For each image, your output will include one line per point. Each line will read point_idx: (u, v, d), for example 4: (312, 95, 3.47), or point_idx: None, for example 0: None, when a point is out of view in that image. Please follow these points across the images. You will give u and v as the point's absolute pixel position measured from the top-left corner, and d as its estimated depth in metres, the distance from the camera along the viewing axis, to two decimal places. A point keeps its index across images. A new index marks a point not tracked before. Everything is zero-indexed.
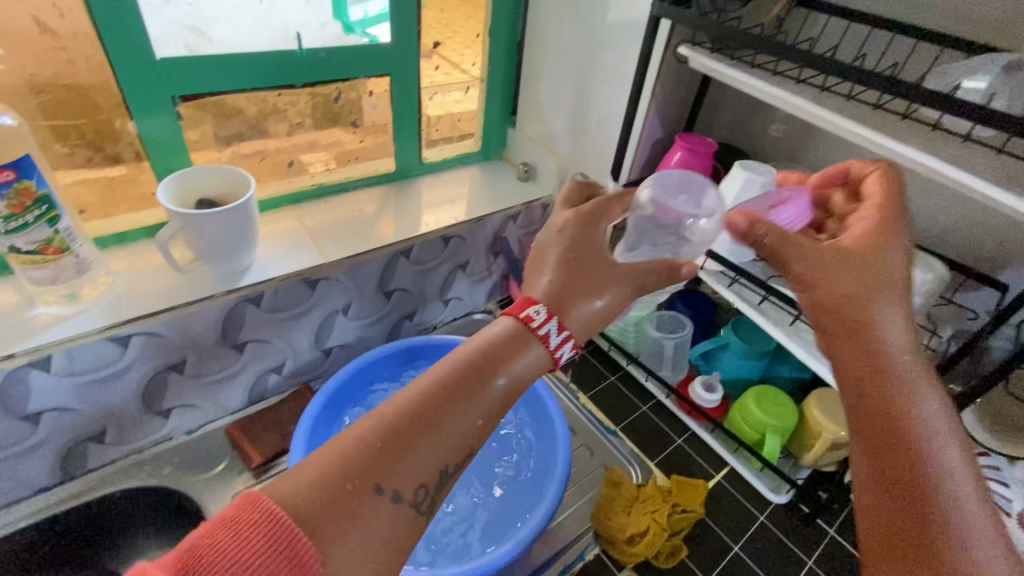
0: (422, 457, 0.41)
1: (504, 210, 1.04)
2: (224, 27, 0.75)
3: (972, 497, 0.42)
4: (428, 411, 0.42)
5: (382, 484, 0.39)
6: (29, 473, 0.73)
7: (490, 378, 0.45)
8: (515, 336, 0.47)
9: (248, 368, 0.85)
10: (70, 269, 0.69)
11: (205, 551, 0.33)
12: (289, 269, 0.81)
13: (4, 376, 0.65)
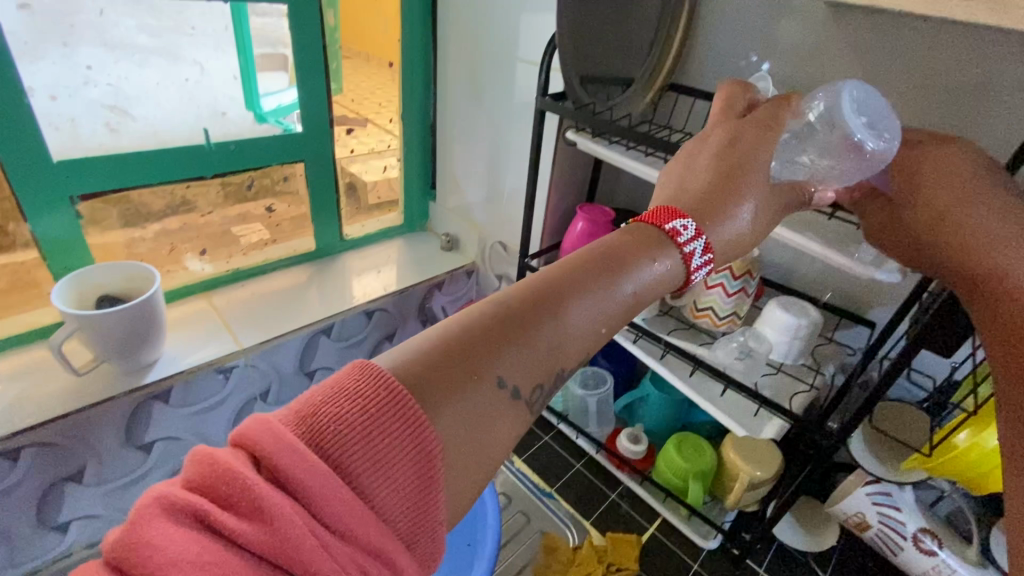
0: (540, 348, 0.35)
1: (427, 280, 1.09)
2: (146, 107, 0.81)
3: None
4: (551, 300, 0.36)
5: (501, 375, 0.34)
6: None
7: (626, 273, 0.40)
8: (644, 241, 0.42)
9: (157, 467, 0.82)
10: None
11: (321, 421, 0.28)
12: (202, 359, 0.82)
13: None
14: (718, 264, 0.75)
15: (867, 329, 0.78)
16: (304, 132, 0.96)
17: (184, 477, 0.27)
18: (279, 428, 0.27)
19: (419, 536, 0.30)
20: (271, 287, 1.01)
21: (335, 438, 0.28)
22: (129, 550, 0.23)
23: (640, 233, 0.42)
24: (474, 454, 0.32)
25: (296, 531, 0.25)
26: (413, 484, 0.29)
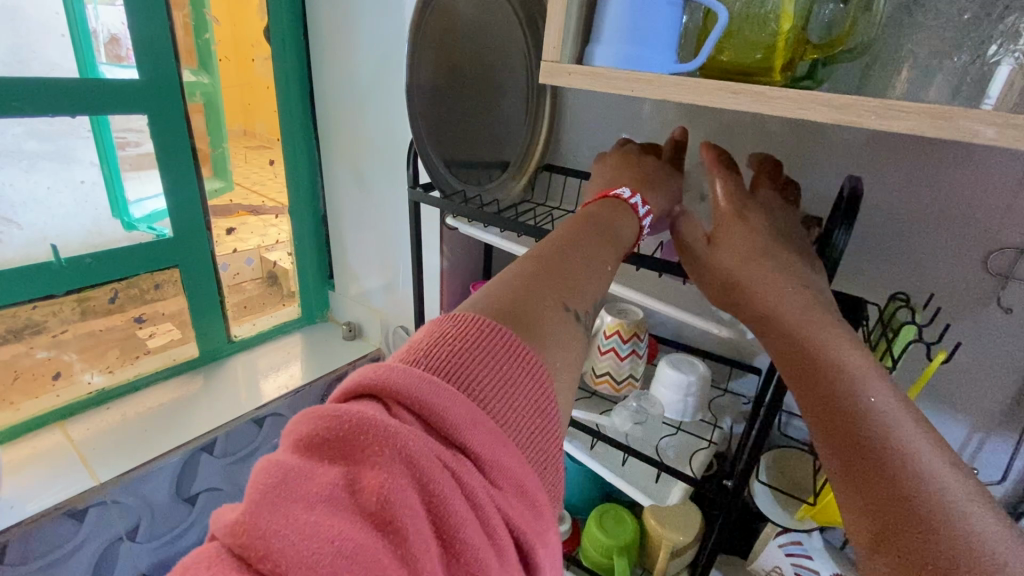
0: (585, 284, 0.39)
1: (329, 373, 1.05)
2: (34, 214, 0.79)
3: (917, 439, 0.32)
4: (577, 247, 0.41)
5: (567, 303, 0.37)
6: None
7: (624, 232, 0.46)
8: (613, 205, 0.48)
9: None
10: None
11: (435, 362, 0.29)
12: (45, 504, 0.74)
13: None
14: (606, 330, 0.77)
15: (755, 377, 0.81)
16: (179, 236, 0.93)
17: (306, 443, 0.26)
18: (403, 371, 0.28)
19: (545, 465, 0.31)
20: (151, 402, 0.94)
21: (452, 377, 0.29)
22: (271, 533, 0.21)
23: (609, 202, 0.49)
24: (563, 385, 0.34)
25: (441, 474, 0.25)
26: (529, 411, 0.31)
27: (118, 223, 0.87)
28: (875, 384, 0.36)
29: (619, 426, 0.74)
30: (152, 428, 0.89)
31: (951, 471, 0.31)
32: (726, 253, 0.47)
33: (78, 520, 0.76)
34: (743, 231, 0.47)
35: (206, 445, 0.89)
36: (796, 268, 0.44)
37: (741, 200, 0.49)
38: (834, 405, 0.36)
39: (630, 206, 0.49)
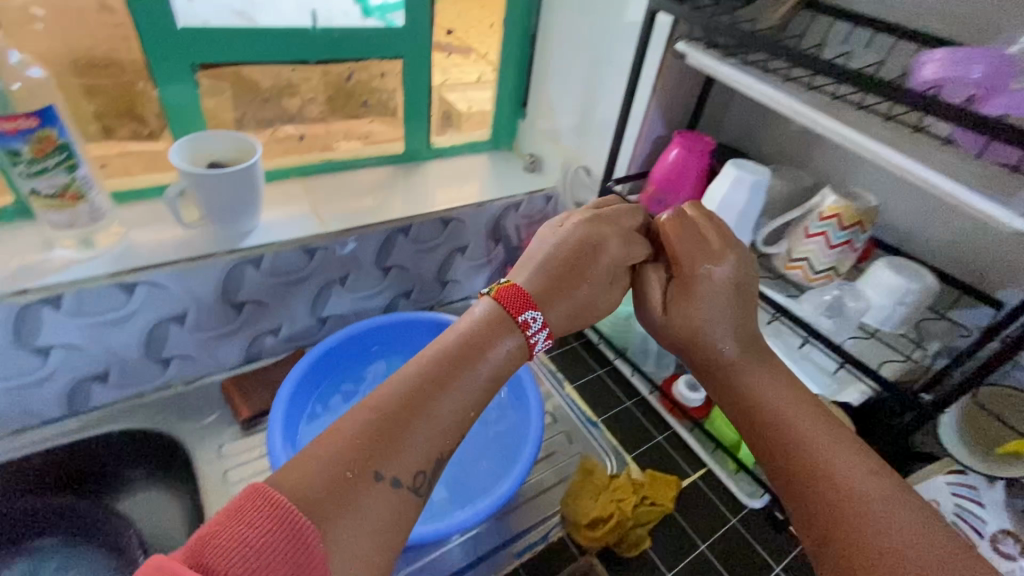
0: (427, 441, 0.46)
1: (505, 198, 1.02)
2: (268, 14, 0.84)
3: (856, 465, 0.50)
4: (417, 404, 0.46)
5: (380, 471, 0.43)
6: (42, 402, 0.74)
7: (492, 361, 0.51)
8: (498, 319, 0.53)
9: (243, 327, 0.85)
10: (85, 217, 0.69)
11: (219, 538, 0.36)
12: (289, 237, 0.82)
13: (17, 311, 0.65)
14: (824, 211, 0.68)
15: (992, 311, 0.67)
16: (409, 28, 0.94)
17: None
18: (202, 546, 0.36)
19: None
20: (364, 180, 1.00)
21: (230, 551, 0.35)
22: None
23: (500, 314, 0.53)
24: (351, 538, 0.40)
25: None
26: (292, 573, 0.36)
27: (358, 9, 0.90)
28: (822, 430, 0.52)
29: (806, 313, 0.69)
30: (360, 202, 0.94)
31: (880, 484, 0.48)
32: (680, 331, 0.59)
33: (308, 256, 0.84)
34: (704, 278, 0.58)
35: (402, 227, 0.92)
36: (716, 304, 0.57)
37: (702, 272, 0.58)
38: (793, 456, 0.52)
39: (517, 325, 0.53)
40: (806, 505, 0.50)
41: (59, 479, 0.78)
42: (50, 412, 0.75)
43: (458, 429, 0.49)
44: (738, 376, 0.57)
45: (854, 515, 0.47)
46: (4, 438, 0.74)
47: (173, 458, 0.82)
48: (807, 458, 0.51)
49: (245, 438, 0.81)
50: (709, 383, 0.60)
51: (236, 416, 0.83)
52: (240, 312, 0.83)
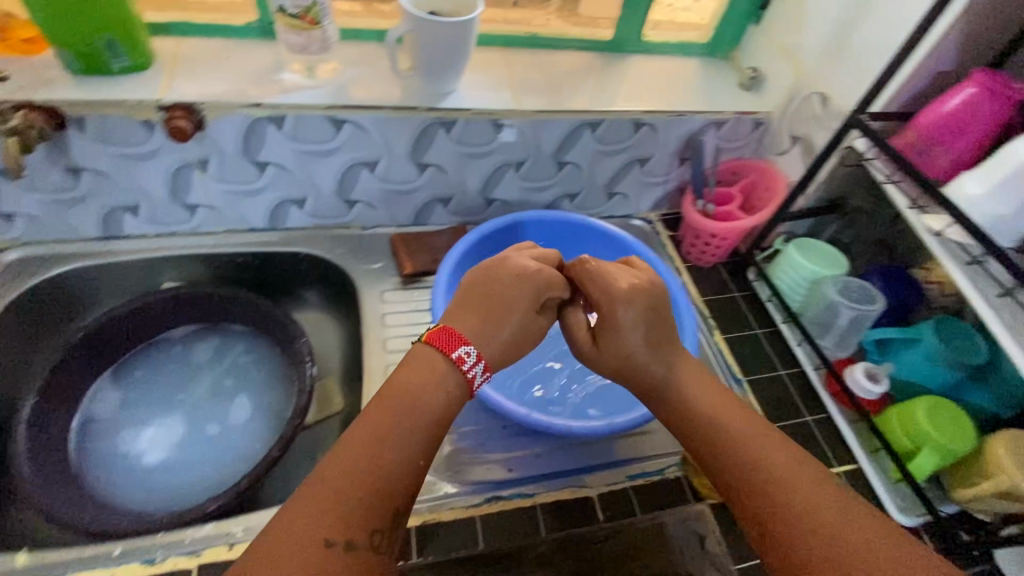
0: (389, 494, 0.46)
1: (711, 112, 0.87)
2: None
3: (782, 459, 0.51)
4: (355, 460, 0.46)
5: (331, 538, 0.42)
6: (252, 212, 0.83)
7: (438, 409, 0.52)
8: (437, 365, 0.54)
9: (421, 189, 0.87)
10: (318, 43, 0.72)
11: None
12: (482, 105, 0.78)
13: (251, 121, 0.71)
14: None
15: None
16: None
17: None
18: None
19: None
20: (562, 63, 0.89)
21: None
22: None
23: (431, 356, 0.55)
24: None
25: None
26: None
27: None
28: (740, 437, 0.54)
29: None
30: (555, 86, 0.85)
31: (826, 485, 0.49)
32: (608, 357, 0.61)
33: (496, 131, 0.81)
34: (622, 314, 0.61)
35: (593, 122, 0.84)
36: (655, 331, 0.61)
37: (615, 315, 0.61)
38: (738, 469, 0.52)
39: (455, 359, 0.55)
40: (759, 520, 0.49)
41: (253, 279, 0.90)
42: (255, 222, 0.85)
43: (421, 470, 0.49)
44: (690, 415, 0.57)
45: (804, 514, 0.47)
46: (220, 235, 0.85)
47: (342, 290, 0.90)
48: (744, 470, 0.52)
49: (401, 290, 0.86)
50: (676, 429, 0.59)
51: (398, 268, 0.88)
52: (422, 174, 0.85)
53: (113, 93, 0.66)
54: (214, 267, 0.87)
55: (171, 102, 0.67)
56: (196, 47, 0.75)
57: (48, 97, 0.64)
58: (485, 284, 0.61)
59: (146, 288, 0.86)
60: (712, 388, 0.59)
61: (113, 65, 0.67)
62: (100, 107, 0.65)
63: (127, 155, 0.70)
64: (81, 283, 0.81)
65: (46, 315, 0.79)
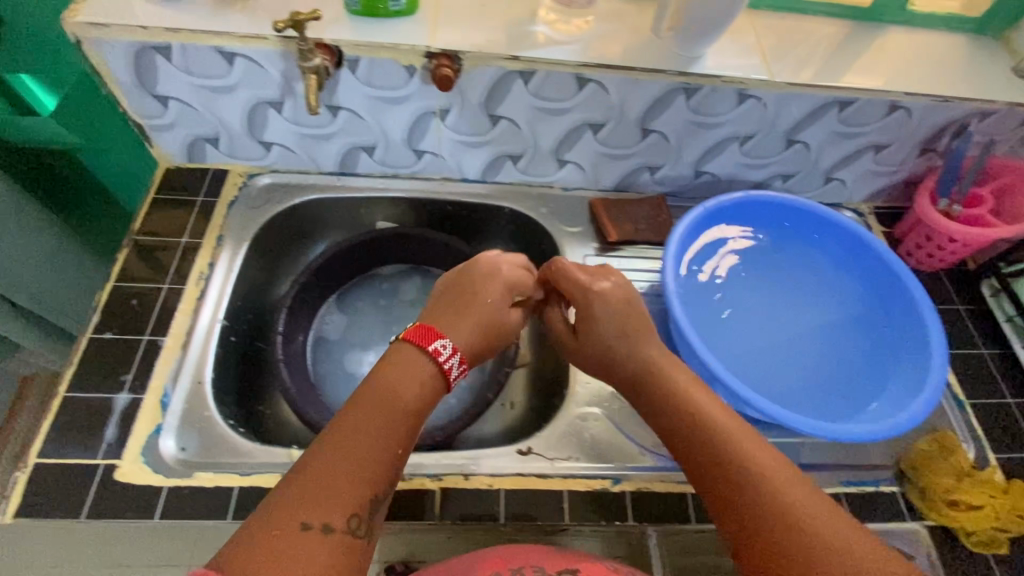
0: (364, 477, 0.47)
1: (984, 100, 0.77)
2: None
3: (770, 462, 0.50)
4: (333, 448, 0.47)
5: (306, 520, 0.43)
6: (470, 161, 0.85)
7: (416, 399, 0.53)
8: (412, 357, 0.56)
9: (636, 155, 0.84)
10: None
11: None
12: (736, 73, 0.72)
13: (502, 74, 0.71)
14: None
15: None
16: None
17: None
18: None
19: None
20: (813, 31, 0.79)
21: None
22: None
23: (405, 348, 0.57)
24: None
25: None
26: None
27: None
28: (731, 445, 0.51)
29: None
30: (809, 55, 0.76)
31: (809, 494, 0.47)
32: (585, 349, 0.64)
33: (739, 103, 0.75)
34: (588, 295, 0.65)
35: (844, 100, 0.76)
36: (625, 319, 0.63)
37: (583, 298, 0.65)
38: (733, 480, 0.49)
39: (429, 350, 0.57)
40: (749, 540, 0.47)
41: (453, 225, 0.94)
42: (469, 172, 0.87)
43: (401, 459, 0.51)
44: (675, 437, 0.55)
45: (806, 534, 0.45)
46: (434, 181, 0.89)
47: (537, 247, 0.92)
48: (733, 480, 0.49)
49: (603, 257, 0.85)
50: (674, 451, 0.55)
51: (600, 233, 0.87)
52: (643, 140, 0.81)
53: (386, 36, 0.68)
54: (422, 211, 0.91)
55: (439, 50, 0.68)
56: None
57: (332, 36, 0.66)
58: (453, 289, 0.65)
59: (361, 224, 0.92)
60: (698, 392, 0.57)
61: (389, 7, 0.67)
62: (375, 50, 0.68)
63: (383, 97, 0.74)
64: (312, 214, 0.88)
65: (286, 240, 0.88)
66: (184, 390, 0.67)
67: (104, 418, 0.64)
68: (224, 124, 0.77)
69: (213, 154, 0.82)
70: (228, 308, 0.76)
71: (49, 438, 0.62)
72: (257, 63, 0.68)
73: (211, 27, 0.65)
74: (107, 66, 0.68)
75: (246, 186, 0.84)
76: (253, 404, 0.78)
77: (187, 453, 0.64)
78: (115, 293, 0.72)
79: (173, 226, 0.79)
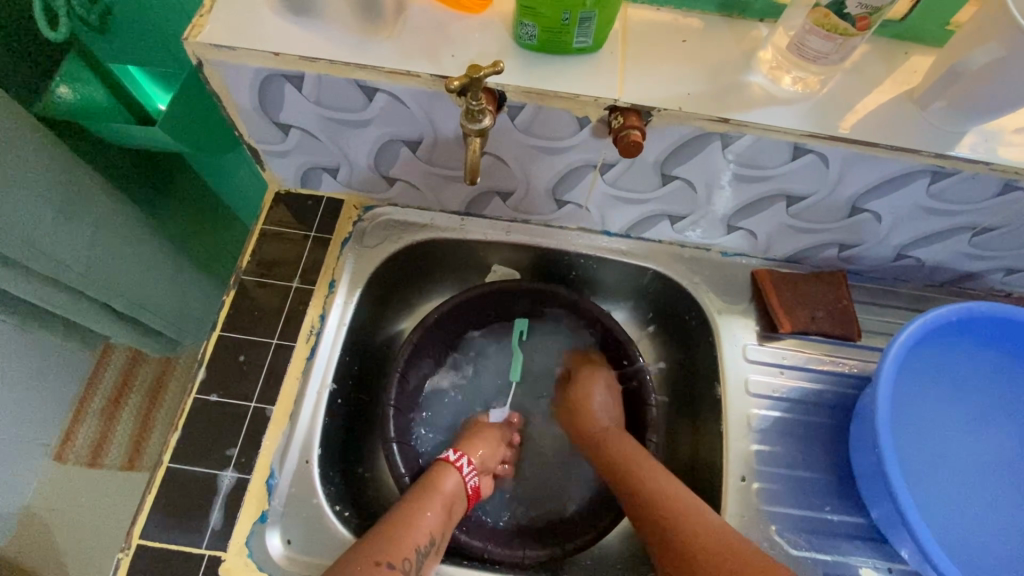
0: (411, 533, 0.57)
1: None
2: None
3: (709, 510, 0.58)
4: (390, 521, 0.57)
5: (384, 562, 0.53)
6: (618, 216, 0.71)
7: (455, 485, 0.65)
8: (444, 463, 0.67)
9: (829, 231, 0.67)
10: (844, 53, 0.50)
11: None
12: (1013, 161, 0.54)
13: (697, 135, 0.56)
14: None
15: None
16: None
17: None
18: None
19: None
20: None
21: None
22: None
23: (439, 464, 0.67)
24: None
25: None
26: None
27: None
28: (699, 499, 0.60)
29: None
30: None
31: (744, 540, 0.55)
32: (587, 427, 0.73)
33: (999, 193, 0.58)
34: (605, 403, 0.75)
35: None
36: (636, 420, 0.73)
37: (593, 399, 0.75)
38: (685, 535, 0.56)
39: (451, 463, 0.67)
40: None
41: (577, 277, 0.81)
42: (613, 225, 0.73)
43: (439, 530, 0.60)
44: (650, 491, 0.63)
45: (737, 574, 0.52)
46: (569, 231, 0.75)
47: (678, 317, 0.78)
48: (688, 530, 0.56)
49: (766, 349, 0.70)
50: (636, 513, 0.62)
51: (765, 318, 0.72)
52: (846, 216, 0.65)
53: (562, 81, 0.54)
54: (548, 260, 0.79)
55: (628, 104, 0.53)
56: (644, 19, 0.58)
57: (498, 79, 0.53)
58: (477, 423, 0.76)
59: (476, 266, 0.80)
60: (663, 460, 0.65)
61: (573, 45, 0.53)
62: (547, 98, 0.54)
63: (540, 146, 0.60)
64: (428, 254, 0.77)
65: (397, 281, 0.77)
66: (291, 471, 0.60)
67: (209, 500, 0.57)
68: (349, 157, 0.66)
69: (329, 183, 0.71)
70: (337, 367, 0.67)
71: (153, 519, 0.56)
72: (402, 101, 0.56)
73: (356, 58, 0.53)
74: (228, 90, 0.58)
75: (361, 221, 0.74)
76: (355, 468, 0.70)
77: (294, 547, 0.58)
78: (220, 344, 0.65)
79: (281, 265, 0.70)
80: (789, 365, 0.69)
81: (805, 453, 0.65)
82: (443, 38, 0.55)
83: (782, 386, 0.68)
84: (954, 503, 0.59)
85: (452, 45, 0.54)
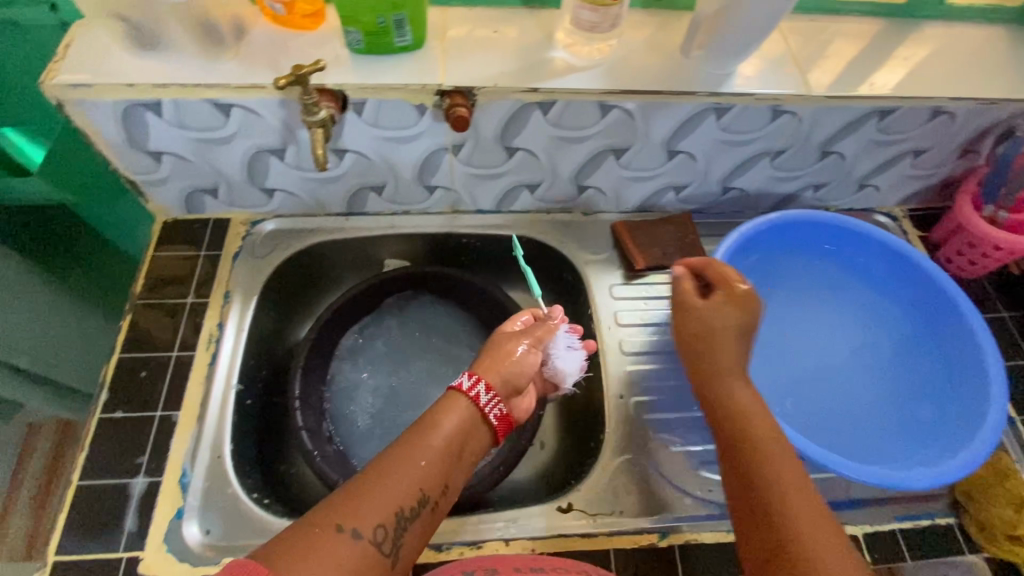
0: (392, 487, 0.46)
1: None
2: None
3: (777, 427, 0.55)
4: (372, 473, 0.47)
5: (353, 528, 0.42)
6: (485, 194, 0.80)
7: (455, 428, 0.53)
8: (455, 396, 0.56)
9: (660, 176, 0.78)
10: (610, 22, 0.62)
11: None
12: (770, 89, 0.67)
13: (519, 106, 0.66)
14: None
15: None
16: None
17: None
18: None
19: None
20: (845, 34, 0.74)
21: None
22: None
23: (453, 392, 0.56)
24: None
25: None
26: None
27: None
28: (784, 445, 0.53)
29: None
30: (846, 62, 0.71)
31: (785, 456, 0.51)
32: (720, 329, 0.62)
33: (772, 117, 0.70)
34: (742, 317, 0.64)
35: (885, 109, 0.71)
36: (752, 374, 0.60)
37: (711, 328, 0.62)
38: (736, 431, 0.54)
39: (465, 394, 0.56)
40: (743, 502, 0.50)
41: (466, 259, 0.89)
42: (483, 203, 0.82)
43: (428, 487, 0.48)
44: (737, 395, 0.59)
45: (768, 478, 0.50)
46: (446, 216, 0.83)
47: (560, 277, 0.86)
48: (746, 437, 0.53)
49: (630, 287, 0.80)
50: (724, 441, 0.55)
51: (626, 261, 0.81)
52: (668, 160, 0.76)
53: (392, 76, 0.62)
54: (434, 246, 0.86)
55: (451, 87, 0.63)
56: (460, 19, 0.68)
57: (335, 80, 0.61)
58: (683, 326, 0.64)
59: (369, 262, 0.87)
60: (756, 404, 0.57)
61: (395, 44, 0.62)
62: (382, 91, 0.62)
63: (391, 137, 0.69)
64: (320, 257, 0.83)
65: (295, 288, 0.83)
66: (202, 468, 0.63)
67: (121, 506, 0.60)
68: (223, 175, 0.72)
69: (212, 204, 0.77)
70: (241, 369, 0.71)
71: (66, 537, 0.58)
72: (256, 113, 0.63)
73: (204, 80, 0.60)
74: (95, 127, 0.63)
75: (249, 236, 0.79)
76: (275, 464, 0.73)
77: (212, 536, 0.60)
78: (120, 367, 0.68)
79: (173, 286, 0.74)
80: (652, 298, 0.79)
81: (673, 369, 0.74)
82: (282, 53, 0.63)
83: (647, 315, 0.78)
84: (806, 394, 0.68)
85: (291, 58, 0.63)
